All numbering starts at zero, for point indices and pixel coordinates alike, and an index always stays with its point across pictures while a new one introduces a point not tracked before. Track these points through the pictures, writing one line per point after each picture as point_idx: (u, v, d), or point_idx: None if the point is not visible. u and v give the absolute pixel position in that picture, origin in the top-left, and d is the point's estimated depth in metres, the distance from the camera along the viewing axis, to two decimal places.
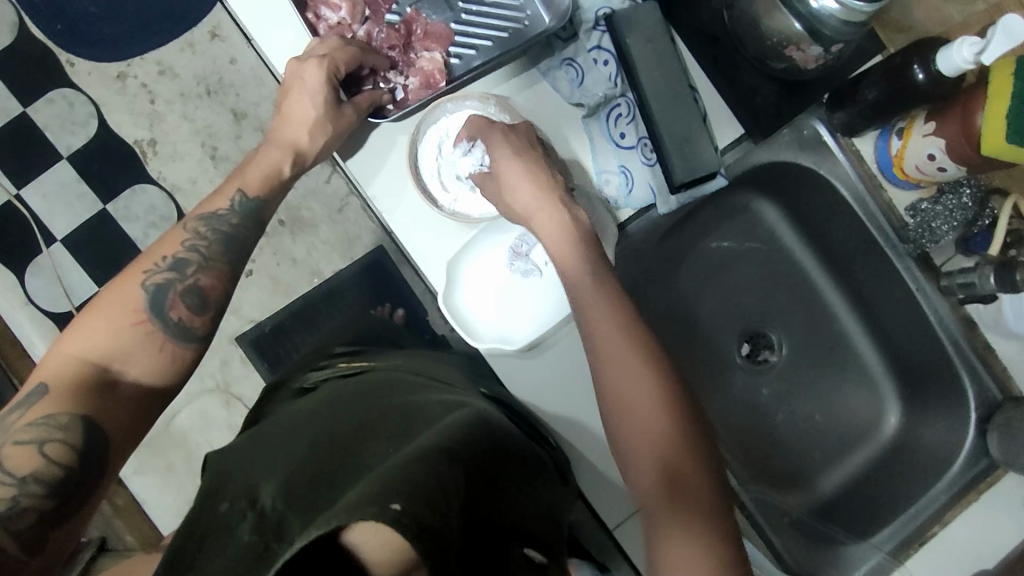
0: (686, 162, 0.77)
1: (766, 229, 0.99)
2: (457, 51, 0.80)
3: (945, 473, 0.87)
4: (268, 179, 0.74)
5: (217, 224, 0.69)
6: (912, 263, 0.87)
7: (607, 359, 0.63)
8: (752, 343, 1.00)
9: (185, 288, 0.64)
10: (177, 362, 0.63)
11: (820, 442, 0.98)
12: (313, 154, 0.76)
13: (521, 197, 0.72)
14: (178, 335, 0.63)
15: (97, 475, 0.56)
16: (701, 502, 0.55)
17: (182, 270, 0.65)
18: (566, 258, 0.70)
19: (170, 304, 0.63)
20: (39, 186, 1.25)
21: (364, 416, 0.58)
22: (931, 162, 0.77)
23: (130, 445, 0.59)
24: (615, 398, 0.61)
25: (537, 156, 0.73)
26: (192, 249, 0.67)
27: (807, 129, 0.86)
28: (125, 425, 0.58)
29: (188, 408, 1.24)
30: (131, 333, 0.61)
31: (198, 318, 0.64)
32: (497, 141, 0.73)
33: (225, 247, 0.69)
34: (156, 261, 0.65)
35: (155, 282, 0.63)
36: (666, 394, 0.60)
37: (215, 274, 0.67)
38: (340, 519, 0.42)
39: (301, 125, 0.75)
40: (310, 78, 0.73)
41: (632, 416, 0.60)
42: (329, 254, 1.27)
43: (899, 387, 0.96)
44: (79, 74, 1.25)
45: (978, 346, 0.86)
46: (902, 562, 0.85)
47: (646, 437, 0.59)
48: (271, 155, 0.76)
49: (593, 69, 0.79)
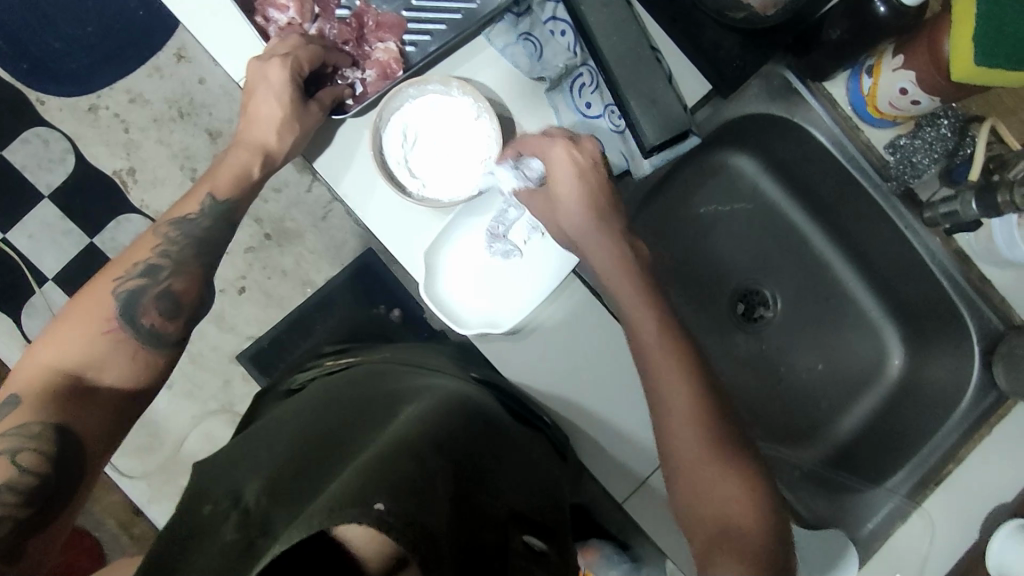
0: (656, 124, 0.75)
1: (747, 185, 0.98)
2: (412, 39, 0.78)
3: (953, 410, 0.86)
4: (239, 182, 0.73)
5: (187, 227, 0.70)
6: (897, 201, 0.85)
7: (660, 368, 0.66)
8: (746, 302, 1.00)
9: (158, 294, 0.66)
10: (151, 367, 0.65)
11: (826, 393, 0.97)
12: (279, 157, 0.74)
13: (567, 207, 0.71)
14: (151, 341, 0.65)
15: (73, 478, 0.58)
16: (750, 516, 0.61)
17: (154, 276, 0.67)
18: (609, 277, 0.71)
19: (141, 311, 0.65)
20: (25, 227, 1.25)
21: (350, 410, 0.58)
22: (903, 97, 0.75)
23: (107, 451, 0.61)
24: (662, 406, 0.66)
25: (600, 177, 0.72)
26: (162, 255, 0.68)
27: (776, 78, 0.84)
28: (99, 430, 0.60)
29: (196, 431, 1.25)
30: (103, 341, 0.63)
31: (172, 324, 0.66)
32: (561, 160, 0.71)
33: (196, 250, 0.69)
34: (128, 266, 0.67)
35: (128, 288, 0.65)
36: (701, 396, 0.65)
37: (189, 278, 0.68)
38: (319, 521, 0.41)
39: (266, 124, 0.73)
40: (273, 78, 0.71)
41: (679, 421, 0.65)
42: (318, 263, 1.27)
43: (901, 330, 0.95)
44: (51, 111, 1.25)
45: (973, 278, 0.84)
46: (919, 504, 0.83)
47: (694, 440, 0.64)
48: (239, 159, 0.74)
49: (552, 41, 0.78)
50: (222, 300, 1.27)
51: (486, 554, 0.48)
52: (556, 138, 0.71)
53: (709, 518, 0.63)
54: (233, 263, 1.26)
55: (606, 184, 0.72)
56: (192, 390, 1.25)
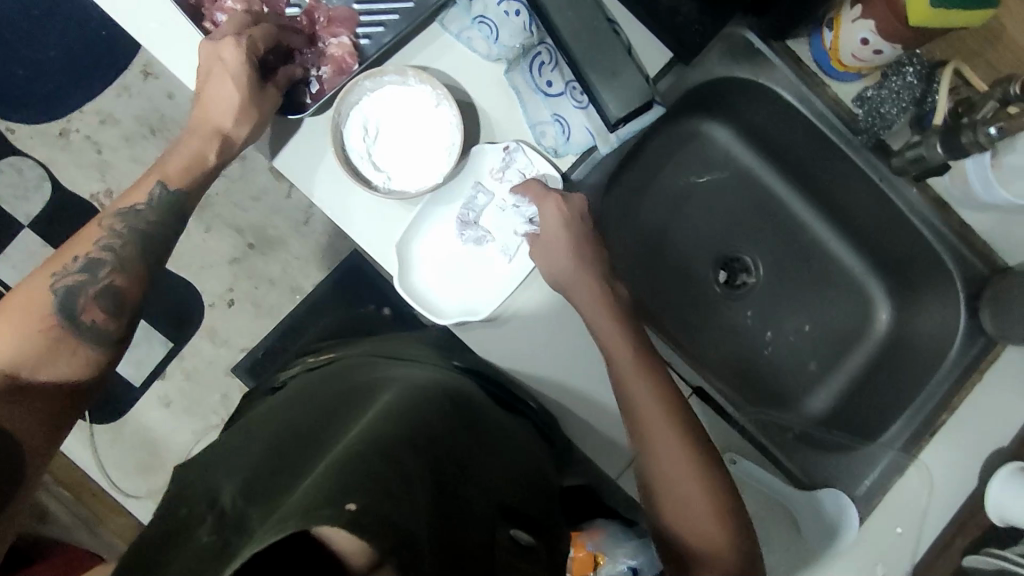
0: (620, 97, 0.75)
1: (721, 152, 0.98)
2: (365, 31, 0.77)
3: (943, 359, 0.86)
4: (189, 170, 0.74)
5: (132, 220, 0.70)
6: (870, 153, 0.84)
7: (631, 381, 0.72)
8: (728, 269, 0.99)
9: (99, 290, 0.65)
10: (91, 365, 0.64)
11: (816, 354, 0.97)
12: (236, 138, 0.73)
13: (548, 239, 0.74)
14: (92, 339, 0.64)
15: (14, 479, 0.57)
16: (715, 504, 0.68)
17: (96, 272, 0.66)
18: (584, 303, 0.74)
19: (82, 308, 0.64)
20: (7, 257, 1.24)
21: (327, 407, 0.57)
22: (865, 48, 0.74)
23: (48, 454, 0.60)
24: (634, 411, 0.71)
25: (583, 229, 0.76)
26: (106, 248, 0.67)
27: (737, 40, 0.83)
28: (38, 430, 0.59)
29: (198, 446, 1.25)
30: (40, 339, 0.62)
31: (114, 321, 0.65)
32: (552, 211, 0.74)
33: (143, 247, 0.69)
34: (68, 262, 0.66)
35: (66, 284, 0.64)
36: (666, 405, 0.71)
37: (132, 276, 0.68)
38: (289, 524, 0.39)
39: (221, 108, 0.72)
40: (228, 59, 0.70)
41: (649, 426, 0.70)
42: (305, 268, 1.26)
43: (886, 283, 0.95)
44: (22, 139, 1.24)
45: (953, 225, 0.83)
46: (915, 456, 0.83)
47: (665, 443, 0.69)
48: (194, 143, 0.74)
49: (507, 21, 0.74)
50: (212, 314, 1.26)
51: (469, 546, 0.47)
52: (551, 192, 0.75)
53: (681, 510, 0.68)
54: (220, 276, 1.26)
55: (588, 236, 0.76)
56: (191, 406, 1.25)
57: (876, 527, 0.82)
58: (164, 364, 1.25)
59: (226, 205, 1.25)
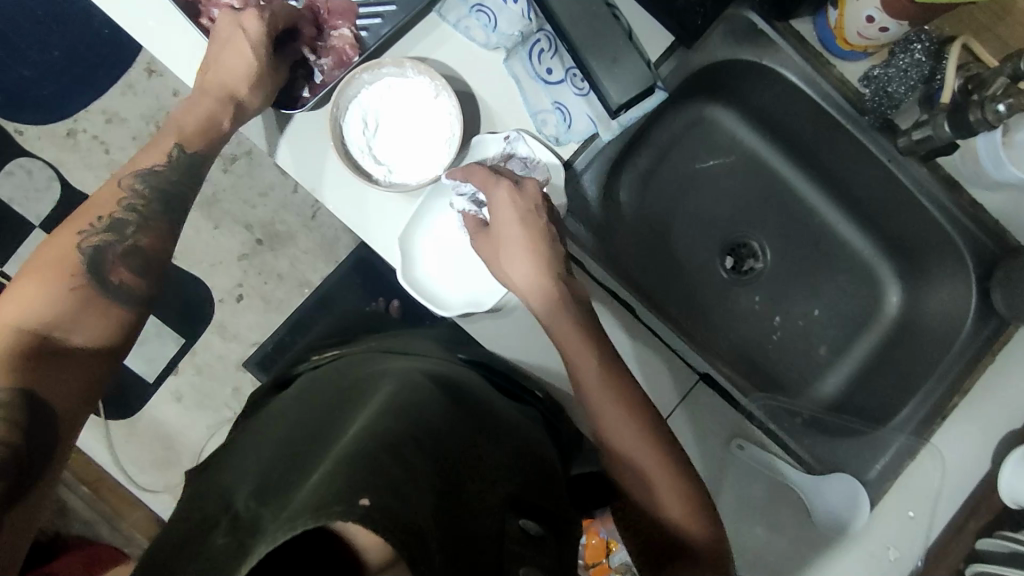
0: (620, 84, 0.74)
1: (726, 137, 0.96)
2: (364, 23, 0.75)
3: (954, 342, 0.85)
4: (204, 130, 0.74)
5: (152, 179, 0.71)
6: (877, 133, 0.83)
7: (588, 384, 0.67)
8: (735, 255, 0.98)
9: (125, 251, 0.67)
10: (122, 325, 0.65)
11: (825, 338, 0.97)
12: (249, 106, 0.73)
13: (503, 230, 0.70)
14: (121, 299, 0.65)
15: (56, 436, 0.57)
16: (685, 499, 0.65)
17: (121, 231, 0.67)
18: (535, 303, 0.69)
19: (111, 268, 0.65)
20: (19, 258, 1.24)
21: (333, 406, 0.57)
22: (871, 26, 0.72)
23: (85, 413, 0.60)
24: (593, 415, 0.67)
25: (542, 226, 0.70)
26: (129, 208, 0.69)
27: (739, 22, 0.81)
28: (74, 387, 0.59)
29: (211, 442, 1.25)
30: (71, 298, 0.62)
31: (141, 282, 0.67)
32: (504, 200, 0.69)
33: (163, 206, 0.71)
34: (92, 221, 0.67)
35: (94, 244, 0.65)
36: (626, 407, 0.66)
37: (155, 233, 0.69)
38: (301, 522, 0.39)
39: (239, 74, 0.71)
40: (248, 28, 0.70)
41: (609, 429, 0.67)
42: (313, 262, 1.26)
43: (895, 266, 0.94)
44: (31, 140, 1.24)
45: (963, 204, 0.82)
46: (927, 440, 0.82)
47: (627, 445, 0.66)
48: (206, 103, 0.73)
49: (505, 10, 0.74)
50: (222, 309, 1.27)
51: (478, 539, 0.47)
52: (500, 179, 0.70)
53: (655, 504, 0.66)
54: (229, 272, 1.26)
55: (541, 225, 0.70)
56: (204, 401, 1.26)
57: (888, 514, 0.81)
58: (177, 359, 1.27)
59: (234, 201, 1.26)
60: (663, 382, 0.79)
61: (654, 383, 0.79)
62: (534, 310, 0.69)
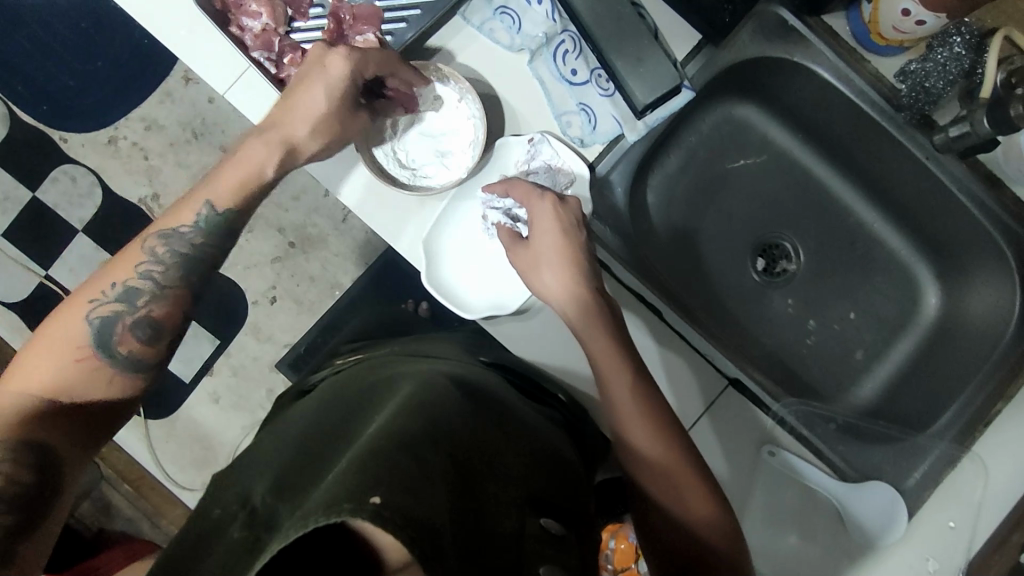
0: (646, 84, 0.74)
1: (757, 135, 0.94)
2: (389, 28, 0.76)
3: (997, 346, 0.83)
4: (245, 185, 0.69)
5: (176, 243, 0.66)
6: (913, 131, 0.80)
7: (611, 381, 0.67)
8: (766, 257, 0.96)
9: (135, 321, 0.63)
10: (128, 389, 0.64)
11: (860, 342, 0.94)
12: (305, 152, 0.69)
13: (540, 239, 0.71)
14: (129, 368, 0.63)
15: (53, 494, 0.59)
16: (703, 503, 0.65)
17: (132, 300, 0.64)
18: (562, 307, 0.69)
19: (118, 338, 0.63)
20: (63, 262, 1.28)
21: (355, 405, 0.58)
22: (907, 19, 0.70)
23: (82, 467, 0.62)
24: (614, 416, 0.67)
25: (581, 239, 0.71)
26: (145, 276, 0.65)
27: (770, 17, 0.79)
28: (77, 440, 0.61)
29: (245, 440, 1.28)
30: (78, 367, 0.62)
31: (151, 350, 0.64)
32: (546, 212, 0.71)
33: (182, 272, 0.66)
34: (104, 288, 0.64)
35: (101, 315, 0.63)
36: (645, 408, 0.66)
37: (169, 302, 0.65)
38: (314, 519, 0.39)
39: (303, 118, 0.68)
40: (331, 68, 0.68)
41: (629, 426, 0.66)
42: (344, 265, 1.28)
43: (934, 267, 0.91)
44: (74, 147, 1.28)
45: (1007, 203, 0.79)
46: (968, 448, 0.79)
47: (647, 446, 0.65)
48: (256, 152, 0.69)
49: (528, 11, 0.76)
50: (256, 311, 1.29)
51: (494, 535, 0.47)
52: (544, 193, 0.72)
53: (669, 507, 0.65)
54: (262, 275, 1.29)
55: (575, 236, 0.71)
56: (238, 401, 1.29)
57: (926, 523, 0.78)
58: (212, 360, 1.29)
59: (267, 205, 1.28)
60: (690, 385, 0.78)
61: (683, 388, 0.77)
62: (557, 308, 0.70)
